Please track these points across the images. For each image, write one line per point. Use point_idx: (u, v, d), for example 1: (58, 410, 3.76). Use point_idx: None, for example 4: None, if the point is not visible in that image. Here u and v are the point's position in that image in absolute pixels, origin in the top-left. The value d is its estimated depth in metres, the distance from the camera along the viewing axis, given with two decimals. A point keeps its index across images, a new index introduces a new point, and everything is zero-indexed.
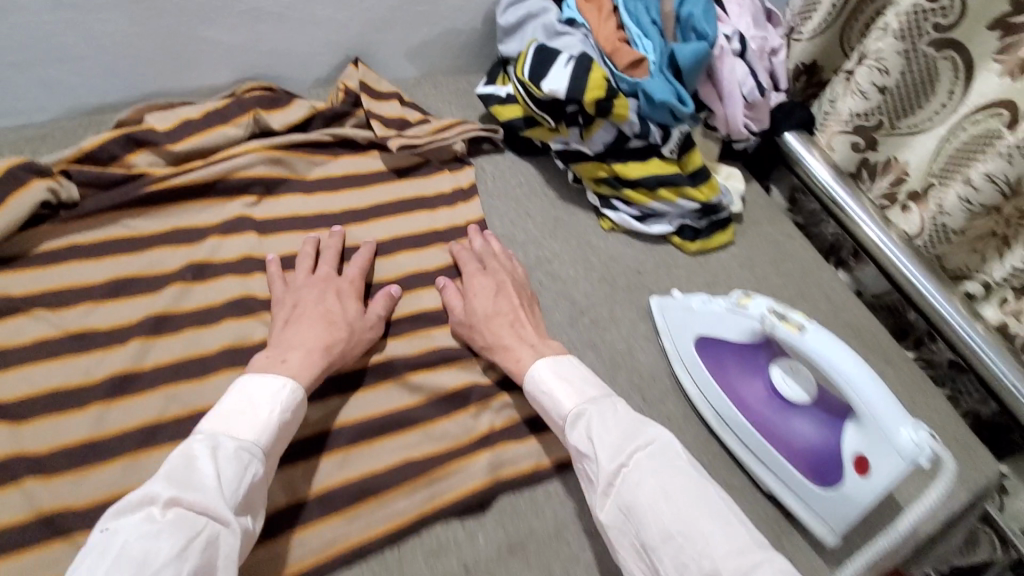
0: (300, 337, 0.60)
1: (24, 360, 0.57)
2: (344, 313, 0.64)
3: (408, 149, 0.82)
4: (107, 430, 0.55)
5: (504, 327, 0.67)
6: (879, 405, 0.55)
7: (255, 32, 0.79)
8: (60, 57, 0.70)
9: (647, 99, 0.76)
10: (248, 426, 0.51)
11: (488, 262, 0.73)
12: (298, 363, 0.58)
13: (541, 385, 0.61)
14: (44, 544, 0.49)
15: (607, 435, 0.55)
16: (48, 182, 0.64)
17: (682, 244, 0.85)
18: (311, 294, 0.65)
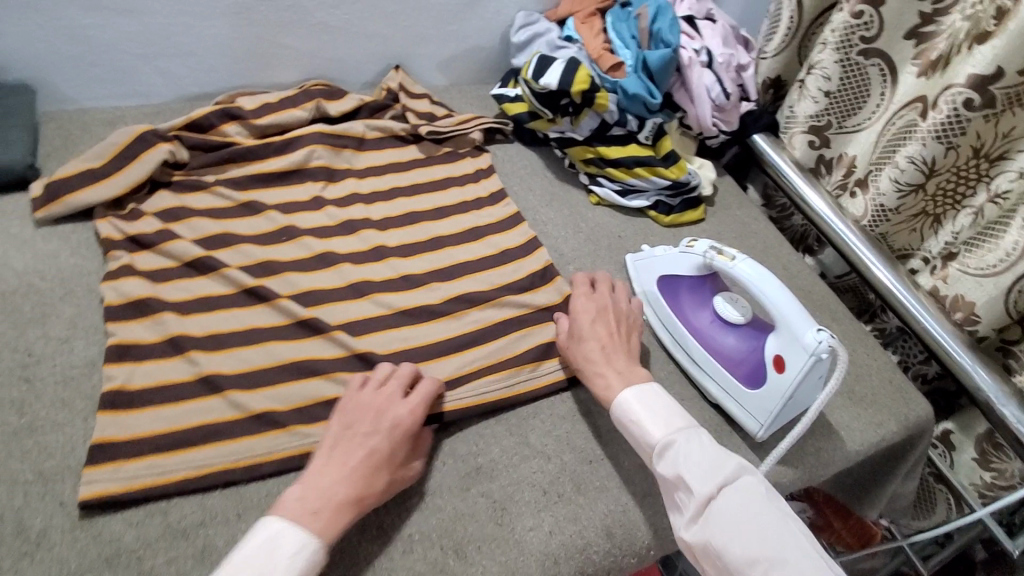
0: (335, 485, 0.56)
1: (152, 263, 0.76)
2: (389, 454, 0.60)
3: (435, 135, 1.02)
4: (211, 311, 0.73)
5: (597, 350, 0.73)
6: (790, 313, 0.70)
7: (321, 41, 1.02)
8: (179, 53, 0.93)
9: (624, 94, 0.95)
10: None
11: (598, 287, 0.81)
12: (325, 522, 0.54)
13: (629, 412, 0.67)
14: (201, 397, 0.66)
15: (693, 471, 0.61)
16: (169, 145, 0.85)
17: (657, 217, 1.00)
18: (365, 429, 0.61)
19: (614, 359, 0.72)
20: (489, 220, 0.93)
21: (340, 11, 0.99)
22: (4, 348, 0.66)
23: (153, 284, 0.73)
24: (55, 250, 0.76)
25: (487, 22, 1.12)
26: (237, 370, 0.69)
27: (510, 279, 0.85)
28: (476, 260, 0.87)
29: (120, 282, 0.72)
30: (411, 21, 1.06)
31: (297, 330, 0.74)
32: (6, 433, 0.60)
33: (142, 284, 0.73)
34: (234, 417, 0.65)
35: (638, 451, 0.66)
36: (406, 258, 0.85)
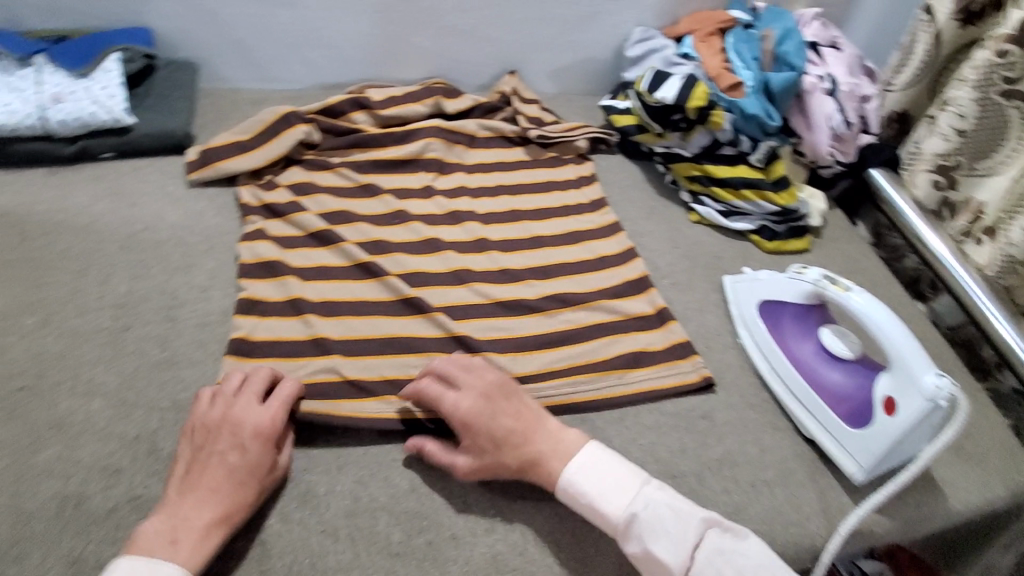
0: (195, 510, 0.54)
1: (281, 230, 0.83)
2: (254, 469, 0.58)
3: (544, 141, 1.05)
4: (325, 279, 0.78)
5: (519, 449, 0.63)
6: (912, 354, 0.66)
7: (446, 42, 1.08)
8: (321, 44, 1.02)
9: (740, 114, 0.94)
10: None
11: (455, 378, 0.66)
12: (192, 546, 0.52)
13: (577, 486, 0.61)
14: (315, 356, 0.71)
15: (665, 543, 0.57)
16: (306, 127, 0.93)
17: (759, 242, 0.97)
18: (222, 447, 0.58)
19: (533, 440, 0.63)
20: (589, 225, 0.94)
21: (468, 15, 1.05)
22: (153, 289, 0.74)
23: (282, 250, 0.80)
24: (201, 209, 0.84)
25: (604, 35, 1.14)
26: (347, 338, 0.73)
27: (605, 285, 0.86)
28: (572, 263, 0.88)
29: (257, 243, 0.80)
30: (530, 30, 1.10)
31: (401, 307, 0.77)
32: (149, 364, 0.68)
33: (272, 247, 0.80)
34: (340, 378, 0.70)
35: (600, 528, 0.61)
36: (505, 252, 0.88)
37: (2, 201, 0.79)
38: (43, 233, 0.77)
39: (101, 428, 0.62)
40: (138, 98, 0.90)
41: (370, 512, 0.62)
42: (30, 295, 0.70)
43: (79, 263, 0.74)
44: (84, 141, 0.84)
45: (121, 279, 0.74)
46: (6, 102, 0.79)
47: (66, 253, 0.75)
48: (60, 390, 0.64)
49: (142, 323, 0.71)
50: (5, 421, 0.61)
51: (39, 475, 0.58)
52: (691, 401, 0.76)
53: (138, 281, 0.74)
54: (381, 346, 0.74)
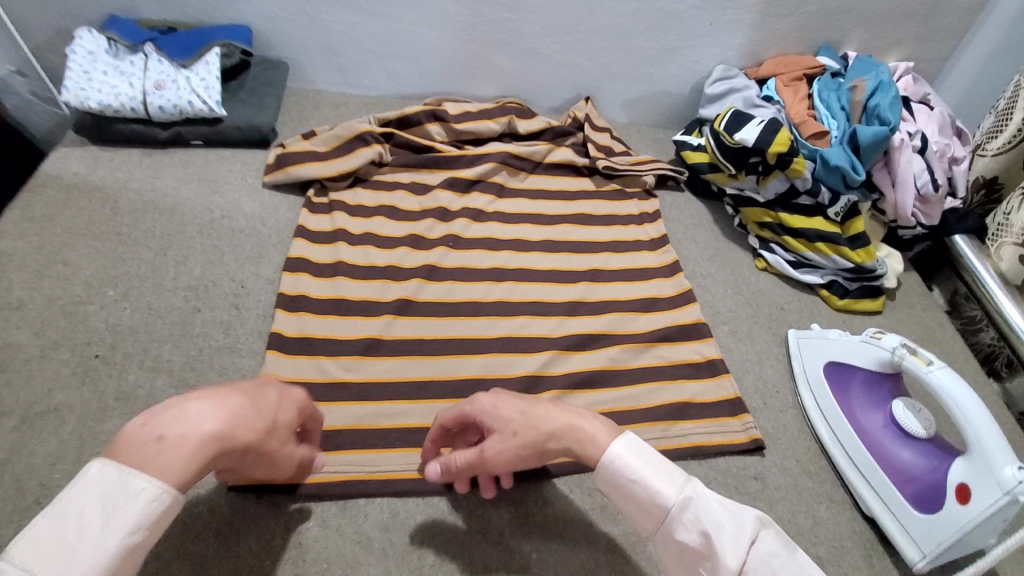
0: (202, 417, 0.44)
1: (320, 257, 0.80)
2: (270, 411, 0.49)
3: (610, 172, 1.04)
4: (358, 313, 0.76)
5: (553, 406, 0.54)
6: (993, 444, 0.61)
7: (527, 64, 1.09)
8: (406, 56, 1.05)
9: (823, 164, 0.90)
10: (76, 554, 0.36)
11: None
12: (175, 454, 0.41)
13: (622, 466, 0.49)
14: (341, 401, 0.68)
15: (728, 537, 0.45)
16: (379, 148, 0.92)
17: (830, 298, 0.94)
18: (251, 382, 0.50)
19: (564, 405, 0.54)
20: (649, 264, 0.92)
21: (551, 39, 1.05)
22: (223, 275, 0.76)
23: (314, 280, 0.77)
24: (277, 203, 0.87)
25: (685, 70, 1.13)
26: (402, 357, 0.74)
27: (657, 327, 0.83)
28: (629, 299, 0.87)
29: (298, 275, 0.77)
30: (612, 59, 1.10)
31: (434, 346, 0.75)
32: (212, 348, 0.69)
33: (312, 281, 0.77)
34: (364, 427, 0.67)
35: (638, 513, 0.49)
36: (561, 283, 0.87)
37: (99, 176, 0.84)
38: (130, 210, 0.80)
39: None
40: (231, 91, 0.94)
41: (406, 529, 0.61)
42: (113, 268, 0.74)
43: (160, 242, 0.78)
44: (178, 128, 0.89)
45: (196, 262, 0.77)
46: (113, 84, 0.84)
47: (149, 232, 0.79)
48: (128, 363, 0.66)
49: (210, 308, 0.73)
50: (77, 387, 0.63)
51: (100, 445, 0.60)
52: (743, 459, 0.73)
53: (211, 266, 0.77)
54: (431, 366, 0.74)
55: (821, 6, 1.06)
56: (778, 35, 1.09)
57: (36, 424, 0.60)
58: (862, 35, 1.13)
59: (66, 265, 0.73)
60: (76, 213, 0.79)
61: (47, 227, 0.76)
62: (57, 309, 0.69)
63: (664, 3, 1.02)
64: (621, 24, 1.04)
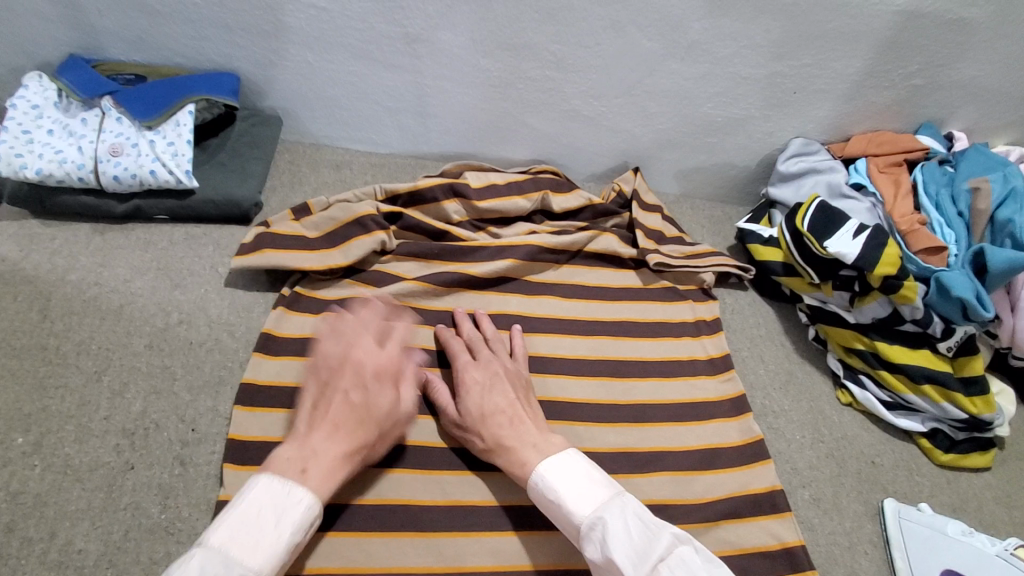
0: (327, 444, 0.53)
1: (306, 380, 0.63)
2: (377, 403, 0.57)
3: (663, 267, 0.85)
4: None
5: (504, 426, 0.60)
6: None
7: (567, 127, 0.91)
8: (423, 112, 0.87)
9: (938, 289, 0.72)
10: (258, 542, 0.45)
11: (478, 351, 0.68)
12: (320, 480, 0.51)
13: (545, 485, 0.55)
14: None
15: (625, 550, 0.48)
16: (384, 235, 0.76)
17: (932, 451, 0.75)
18: (352, 384, 0.57)
19: (518, 428, 0.60)
20: (708, 396, 0.74)
21: (599, 102, 0.87)
22: (171, 412, 0.59)
23: None
24: (250, 303, 0.70)
25: (754, 142, 0.94)
26: (385, 531, 0.58)
27: (721, 495, 0.66)
28: (684, 449, 0.69)
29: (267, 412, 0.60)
30: (669, 126, 0.91)
31: (429, 516, 0.59)
32: (142, 529, 0.53)
33: None
34: None
35: (566, 531, 0.55)
36: (601, 423, 0.69)
37: (33, 262, 0.67)
38: (64, 313, 0.64)
39: None
40: (209, 152, 0.77)
41: None
42: (27, 403, 0.57)
43: (95, 362, 0.61)
44: (138, 201, 0.72)
45: (138, 392, 0.60)
46: (58, 147, 0.68)
47: (84, 346, 0.62)
48: (24, 555, 0.50)
49: (148, 465, 0.56)
50: None
51: None
52: None
53: (156, 398, 0.60)
54: (432, 547, 0.58)
55: (929, 79, 0.87)
56: (872, 108, 0.91)
57: None
58: (970, 114, 0.94)
59: None
60: None
61: None
62: None
63: (740, 67, 0.84)
64: (685, 89, 0.86)
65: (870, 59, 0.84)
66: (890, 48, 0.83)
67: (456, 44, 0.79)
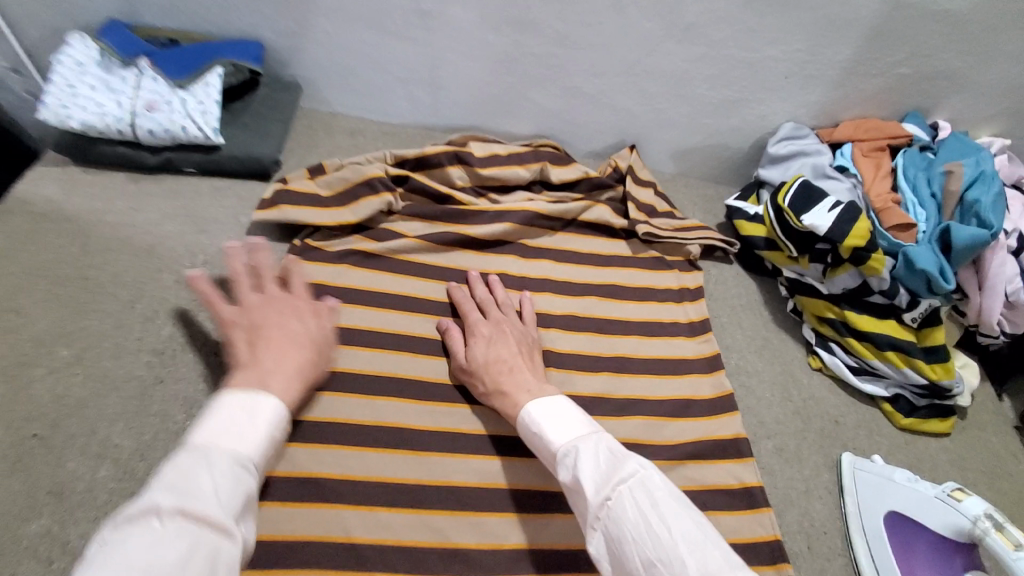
0: (278, 358, 0.56)
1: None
2: (307, 330, 0.62)
3: (652, 238, 0.91)
4: (349, 394, 0.66)
5: (503, 373, 0.67)
6: None
7: (568, 104, 0.96)
8: (434, 85, 0.93)
9: (905, 263, 0.77)
10: (244, 437, 0.46)
11: (489, 311, 0.75)
12: (282, 387, 0.52)
13: (530, 421, 0.60)
14: (310, 504, 0.59)
15: (591, 474, 0.51)
16: (388, 197, 0.82)
17: (893, 414, 0.81)
18: (277, 320, 0.60)
19: (515, 375, 0.66)
20: (685, 354, 0.80)
21: (599, 80, 0.93)
22: (197, 338, 0.67)
23: None
24: (268, 250, 0.77)
25: (747, 125, 0.99)
26: (383, 449, 0.64)
27: (688, 439, 0.72)
28: (658, 398, 0.75)
29: None
30: (665, 106, 0.97)
31: (423, 439, 0.66)
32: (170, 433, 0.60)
33: None
34: (337, 539, 0.58)
35: (547, 462, 0.58)
36: (583, 371, 0.76)
37: (75, 204, 0.74)
38: (102, 249, 0.71)
39: (101, 504, 0.55)
40: (234, 113, 0.84)
41: None
42: (71, 323, 0.64)
43: (129, 292, 0.68)
44: (169, 153, 0.79)
45: (167, 320, 0.67)
46: (101, 102, 0.74)
47: (120, 278, 0.69)
48: (68, 448, 0.57)
49: (175, 380, 0.63)
50: (6, 474, 0.54)
51: (19, 553, 0.51)
52: None
53: (184, 326, 0.67)
54: (425, 465, 0.64)
55: (916, 69, 0.92)
56: (860, 95, 0.95)
57: None
58: (956, 105, 0.98)
59: (19, 314, 0.64)
60: (43, 249, 0.70)
61: (7, 264, 0.67)
62: None
63: (734, 51, 0.89)
64: (681, 70, 0.91)
65: (859, 47, 0.88)
66: (877, 37, 0.87)
67: (466, 20, 0.84)
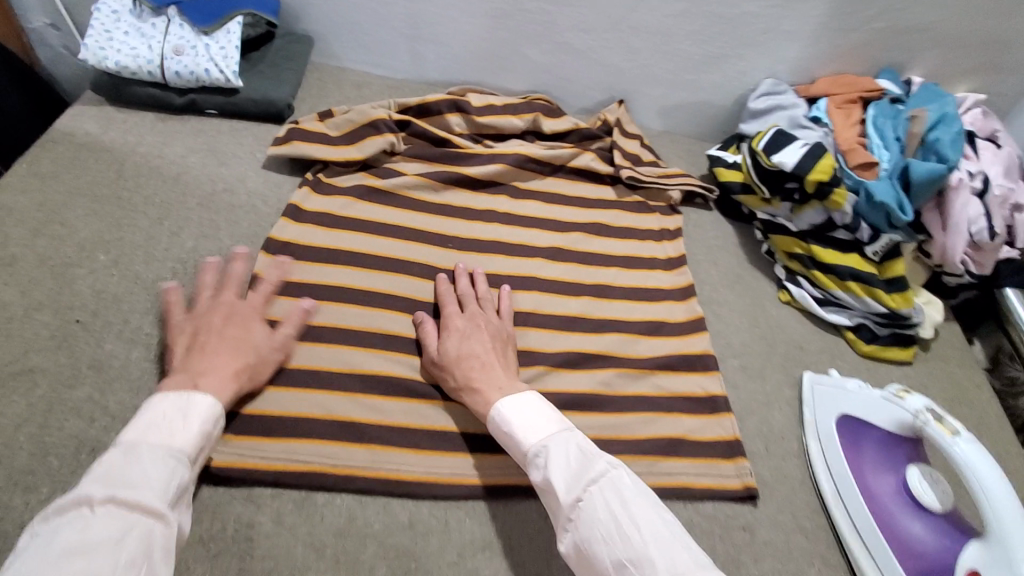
0: (217, 361, 0.60)
1: (321, 241, 0.79)
2: (253, 338, 0.64)
3: (635, 181, 0.98)
4: (351, 304, 0.74)
5: (475, 369, 0.67)
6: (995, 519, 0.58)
7: (560, 59, 1.03)
8: (435, 39, 1.01)
9: (867, 198, 0.83)
10: (174, 432, 0.52)
11: (466, 305, 0.74)
12: (213, 386, 0.57)
13: (500, 418, 0.62)
14: (314, 390, 0.66)
15: (563, 475, 0.56)
16: (390, 138, 0.90)
17: (856, 342, 0.87)
18: (232, 325, 0.64)
19: (487, 372, 0.67)
20: (661, 285, 0.87)
21: (589, 36, 1.00)
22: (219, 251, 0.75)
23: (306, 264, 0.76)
24: (281, 181, 0.85)
25: (729, 80, 1.05)
26: (380, 350, 0.71)
27: (658, 354, 0.79)
28: (631, 320, 0.82)
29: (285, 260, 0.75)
30: (651, 61, 1.03)
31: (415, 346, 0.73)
32: None
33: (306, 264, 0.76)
34: (338, 419, 0.65)
35: (515, 457, 0.62)
36: (563, 295, 0.83)
37: (110, 137, 0.83)
38: (135, 174, 0.80)
39: (134, 379, 0.63)
40: (253, 62, 0.92)
41: (361, 535, 0.60)
42: (107, 234, 0.73)
43: (158, 211, 0.77)
44: (194, 95, 0.87)
45: (191, 235, 0.76)
46: (133, 46, 0.83)
47: (150, 199, 0.78)
48: (106, 333, 0.66)
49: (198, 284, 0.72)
50: (54, 350, 0.63)
51: (65, 412, 0.60)
52: (734, 506, 0.69)
53: (206, 241, 0.76)
54: (415, 364, 0.72)
55: (889, 24, 0.97)
56: (836, 51, 1.01)
57: (7, 383, 0.60)
58: (929, 61, 1.03)
59: (63, 225, 0.72)
60: (82, 173, 0.78)
61: (51, 184, 0.76)
62: (46, 270, 0.68)
63: (714, 8, 0.95)
64: (664, 26, 0.98)
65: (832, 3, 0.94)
66: None
67: None
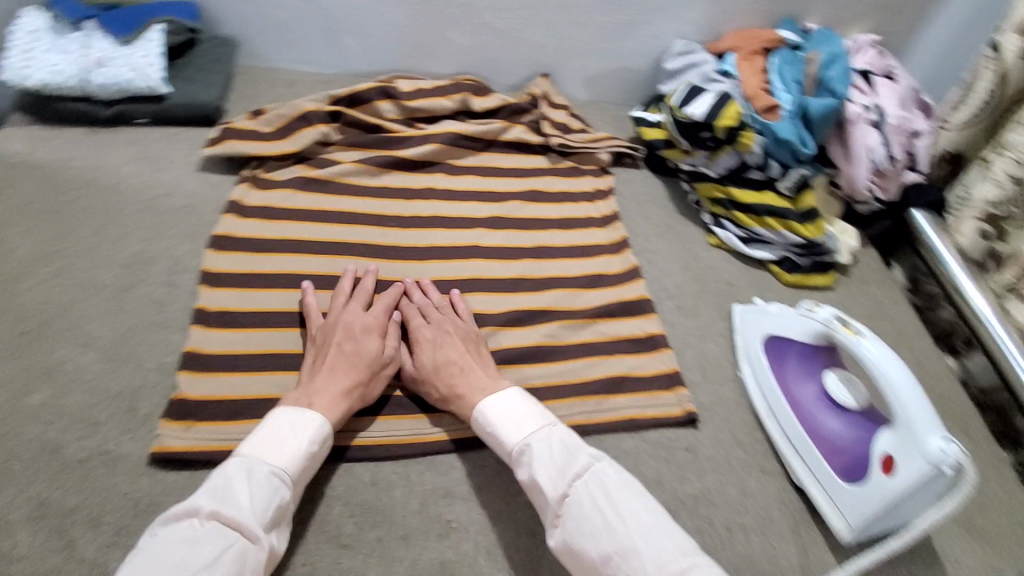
0: (329, 382, 0.64)
1: (263, 233, 0.81)
2: (366, 352, 0.68)
3: (566, 149, 1.03)
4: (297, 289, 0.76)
5: (454, 377, 0.68)
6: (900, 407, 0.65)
7: (481, 40, 1.07)
8: (355, 30, 1.03)
9: (773, 138, 0.90)
10: (283, 453, 0.58)
11: (430, 315, 0.75)
12: (324, 406, 0.62)
13: (484, 421, 0.65)
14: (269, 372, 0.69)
15: (549, 471, 0.59)
16: (324, 128, 0.93)
17: (779, 273, 0.94)
18: (351, 340, 0.68)
19: (468, 378, 0.68)
20: (597, 241, 0.92)
21: (506, 14, 1.04)
22: (164, 253, 0.77)
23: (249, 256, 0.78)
24: (218, 181, 0.87)
25: (643, 44, 1.11)
26: None
27: (599, 304, 0.84)
28: (568, 277, 0.87)
29: (229, 253, 0.77)
30: (568, 33, 1.08)
31: None
32: (146, 323, 0.71)
33: (248, 256, 0.78)
34: None
35: (501, 457, 0.65)
36: (503, 260, 0.87)
37: (41, 154, 0.84)
38: (71, 187, 0.81)
39: (90, 378, 0.65)
40: (177, 69, 0.93)
41: (327, 498, 0.64)
42: (49, 246, 0.74)
43: (99, 220, 0.78)
44: (121, 106, 0.88)
45: (134, 240, 0.78)
46: (54, 62, 0.83)
47: (89, 210, 0.79)
48: (59, 339, 0.68)
49: (145, 285, 0.74)
50: (8, 359, 0.65)
51: (26, 416, 0.62)
52: (678, 431, 0.75)
53: (149, 244, 0.78)
54: None
55: None
56: (737, 7, 1.07)
57: None
58: (824, 8, 1.10)
59: (3, 243, 0.74)
60: (18, 191, 0.79)
61: None
62: None
63: None
64: None
65: None
66: None
67: None
